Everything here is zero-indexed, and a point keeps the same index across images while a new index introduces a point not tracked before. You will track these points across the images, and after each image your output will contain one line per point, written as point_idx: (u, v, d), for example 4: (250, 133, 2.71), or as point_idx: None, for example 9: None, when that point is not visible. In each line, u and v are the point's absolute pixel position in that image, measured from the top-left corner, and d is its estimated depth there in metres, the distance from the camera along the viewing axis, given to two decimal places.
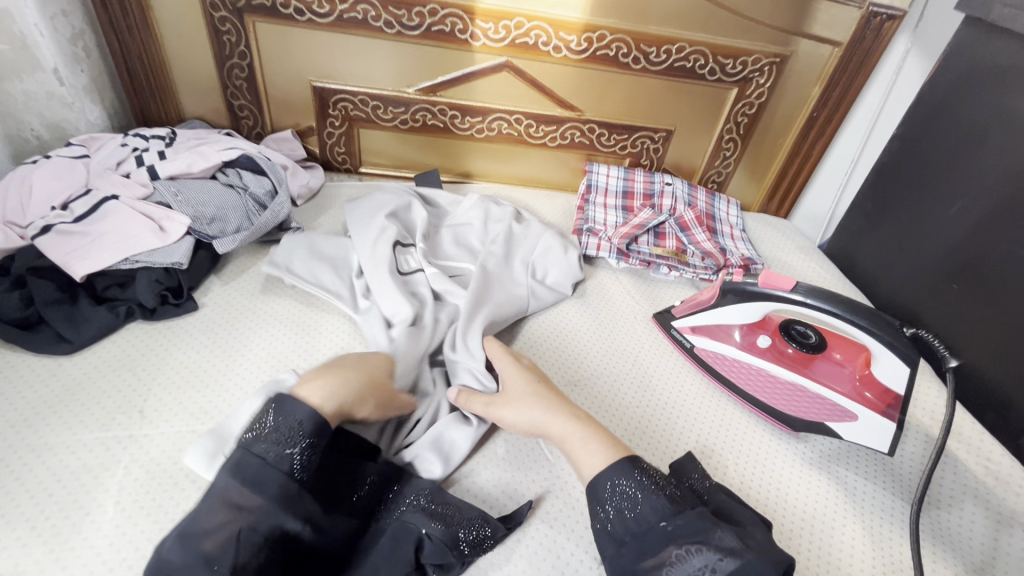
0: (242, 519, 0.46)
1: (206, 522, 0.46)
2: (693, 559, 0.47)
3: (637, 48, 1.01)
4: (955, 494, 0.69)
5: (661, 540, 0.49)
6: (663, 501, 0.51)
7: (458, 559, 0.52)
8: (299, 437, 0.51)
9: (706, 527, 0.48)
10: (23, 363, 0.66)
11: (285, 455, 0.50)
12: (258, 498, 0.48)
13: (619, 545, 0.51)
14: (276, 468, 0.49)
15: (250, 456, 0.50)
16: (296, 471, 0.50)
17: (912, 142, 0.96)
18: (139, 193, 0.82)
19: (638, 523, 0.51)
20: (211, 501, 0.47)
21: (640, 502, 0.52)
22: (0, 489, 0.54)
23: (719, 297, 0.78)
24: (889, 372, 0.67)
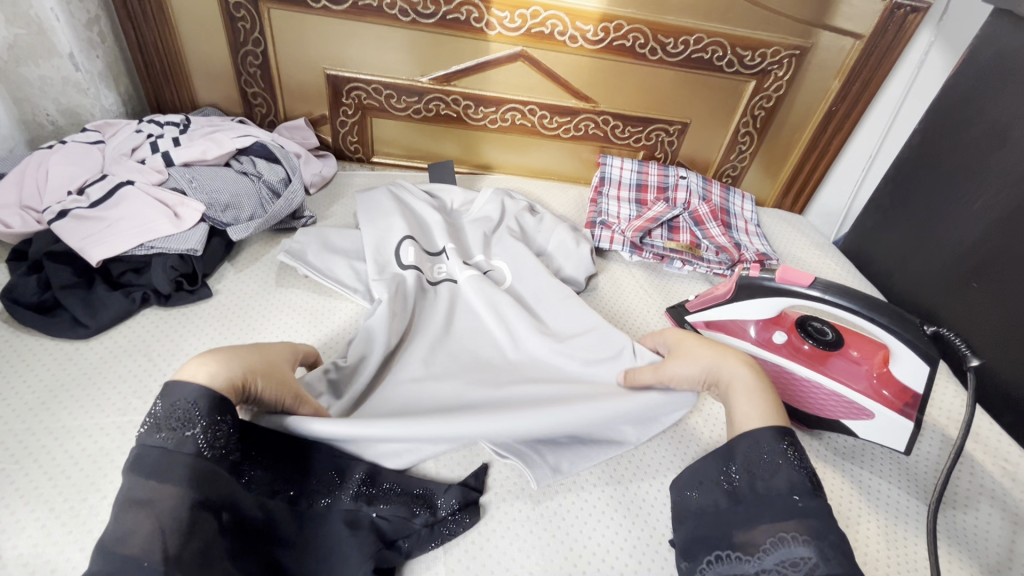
0: (164, 509, 0.41)
1: (121, 528, 0.40)
2: (797, 546, 0.44)
3: (654, 38, 0.99)
4: (971, 495, 0.68)
5: (790, 512, 0.47)
6: (805, 481, 0.48)
7: (421, 523, 0.56)
8: (196, 416, 0.45)
9: (829, 527, 0.45)
10: (41, 346, 0.67)
11: (186, 438, 0.44)
12: (169, 488, 0.42)
13: (735, 500, 0.51)
14: (179, 452, 0.44)
15: (149, 447, 0.44)
16: (206, 450, 0.45)
17: (935, 138, 0.94)
18: (155, 179, 0.83)
19: (770, 491, 0.49)
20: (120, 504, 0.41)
21: (763, 477, 0.50)
22: (18, 470, 0.55)
23: (735, 292, 0.76)
24: (908, 371, 0.65)
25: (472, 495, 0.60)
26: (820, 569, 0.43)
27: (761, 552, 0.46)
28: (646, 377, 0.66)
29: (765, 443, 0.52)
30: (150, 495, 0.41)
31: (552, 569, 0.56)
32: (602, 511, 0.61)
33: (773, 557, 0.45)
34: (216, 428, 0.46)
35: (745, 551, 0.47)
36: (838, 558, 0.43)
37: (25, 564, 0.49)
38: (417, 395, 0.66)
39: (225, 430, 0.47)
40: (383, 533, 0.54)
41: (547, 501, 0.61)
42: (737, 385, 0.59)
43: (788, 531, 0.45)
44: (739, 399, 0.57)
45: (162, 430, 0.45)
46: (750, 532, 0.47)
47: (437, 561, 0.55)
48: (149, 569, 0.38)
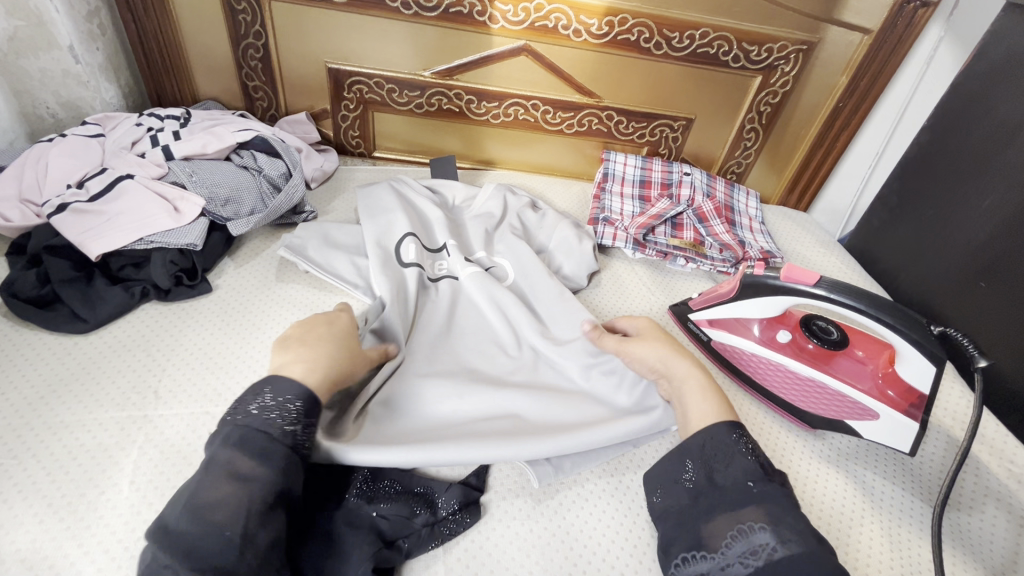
0: (256, 492, 0.44)
1: (210, 494, 0.43)
2: (757, 534, 0.45)
3: (659, 33, 0.98)
4: (976, 497, 0.67)
5: (749, 498, 0.48)
6: (757, 467, 0.51)
7: (427, 517, 0.56)
8: (299, 416, 0.49)
9: (789, 512, 0.47)
10: (39, 340, 0.66)
11: (288, 432, 0.48)
12: (264, 471, 0.45)
13: (695, 498, 0.51)
14: (281, 443, 0.47)
15: (254, 432, 0.47)
16: (299, 443, 0.49)
17: (943, 135, 0.93)
18: (154, 173, 0.82)
19: (728, 481, 0.50)
20: (213, 473, 0.44)
21: (723, 467, 0.52)
22: (16, 465, 0.54)
23: (739, 292, 0.75)
24: (913, 372, 0.64)
25: (473, 495, 0.59)
26: (780, 552, 0.44)
27: (723, 547, 0.46)
28: (608, 344, 0.68)
29: (720, 439, 0.53)
30: (248, 474, 0.44)
31: (553, 569, 0.55)
32: (604, 510, 0.61)
33: (735, 549, 0.46)
34: (309, 425, 0.50)
35: (707, 548, 0.47)
36: (798, 539, 0.44)
37: (22, 560, 0.48)
38: (419, 391, 0.66)
39: (312, 430, 0.51)
40: (383, 533, 0.54)
41: (549, 500, 0.61)
42: (691, 384, 0.60)
43: (751, 522, 0.46)
44: (692, 399, 0.59)
45: (267, 416, 0.48)
46: (715, 526, 0.48)
47: (437, 560, 0.55)
48: (231, 541, 0.41)
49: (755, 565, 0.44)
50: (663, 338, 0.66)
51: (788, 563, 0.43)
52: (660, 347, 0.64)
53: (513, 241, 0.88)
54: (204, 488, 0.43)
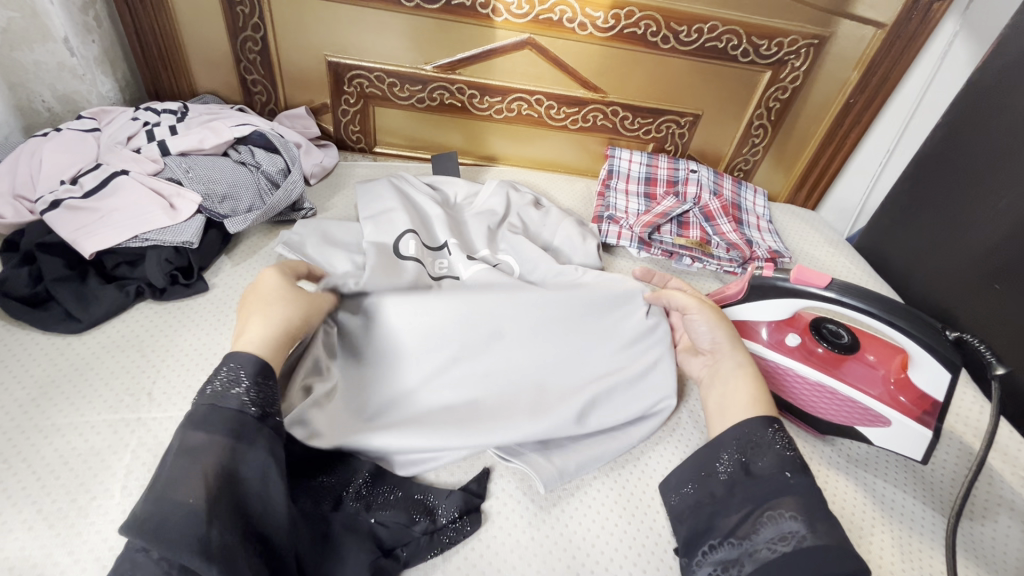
0: (211, 459, 0.44)
1: (174, 473, 0.43)
2: (786, 522, 0.47)
3: (667, 26, 0.95)
4: (989, 506, 0.66)
5: (785, 489, 0.49)
6: (793, 459, 0.51)
7: (426, 527, 0.55)
8: (241, 377, 0.49)
9: (817, 504, 0.48)
10: (32, 340, 0.65)
11: (232, 395, 0.48)
12: (216, 438, 0.45)
13: (729, 491, 0.52)
14: (224, 408, 0.47)
15: (200, 404, 0.47)
16: (249, 404, 0.48)
17: (959, 132, 0.90)
18: (150, 168, 0.81)
19: (763, 471, 0.51)
20: (173, 454, 0.44)
21: (757, 458, 0.53)
22: (7, 469, 0.53)
23: (747, 293, 0.73)
24: (927, 378, 0.63)
25: (474, 502, 0.58)
26: (808, 541, 0.45)
27: (754, 531, 0.48)
28: (675, 300, 0.68)
29: (757, 433, 0.54)
30: (199, 440, 0.45)
31: None
32: (607, 516, 0.59)
33: (764, 535, 0.47)
34: (256, 387, 0.50)
35: (736, 534, 0.49)
36: (826, 532, 0.45)
37: (11, 567, 0.47)
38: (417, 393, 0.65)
39: (269, 389, 0.51)
40: (380, 540, 0.53)
41: (551, 506, 0.60)
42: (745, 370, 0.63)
43: (781, 509, 0.48)
44: (742, 383, 0.61)
45: (214, 384, 0.49)
46: (746, 515, 0.49)
47: (436, 568, 0.53)
48: (192, 510, 0.41)
49: (782, 550, 0.46)
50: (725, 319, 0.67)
51: (816, 552, 0.44)
52: (725, 324, 0.66)
53: (514, 240, 0.86)
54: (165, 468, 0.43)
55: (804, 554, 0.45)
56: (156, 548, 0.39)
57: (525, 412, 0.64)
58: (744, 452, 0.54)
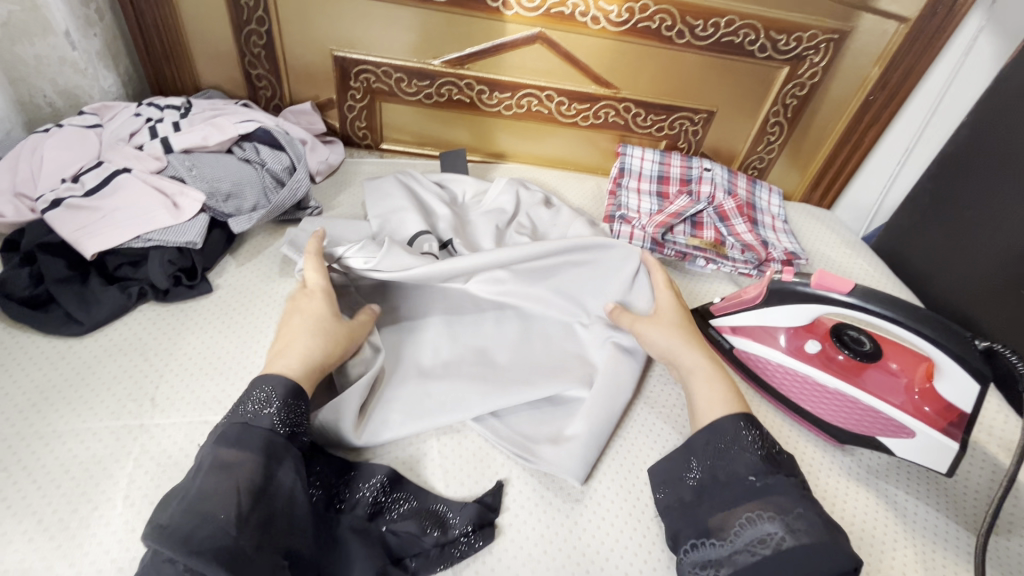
0: (244, 478, 0.46)
1: (203, 491, 0.45)
2: (765, 524, 0.49)
3: (682, 20, 0.93)
4: (1017, 520, 0.64)
5: (751, 492, 0.51)
6: (761, 461, 0.53)
7: (433, 543, 0.53)
8: (274, 398, 0.51)
9: (796, 501, 0.50)
10: (32, 343, 0.64)
11: (264, 415, 0.51)
12: (249, 456, 0.48)
13: (699, 496, 0.54)
14: (258, 427, 0.50)
15: (232, 423, 0.50)
16: (279, 424, 0.51)
17: (984, 132, 0.87)
18: (153, 166, 0.79)
19: (730, 476, 0.53)
20: (203, 471, 0.46)
21: (732, 457, 0.54)
22: (8, 478, 0.52)
23: (765, 298, 0.71)
24: (955, 389, 0.60)
25: (488, 516, 0.56)
26: (787, 541, 0.48)
27: (732, 534, 0.50)
28: (624, 318, 0.70)
29: (723, 432, 0.56)
30: (230, 458, 0.47)
31: None
32: (620, 530, 0.58)
33: (744, 537, 0.49)
34: (287, 404, 0.52)
35: (717, 535, 0.50)
36: (806, 529, 0.48)
37: None
38: (429, 398, 0.64)
39: (302, 413, 0.53)
40: (389, 548, 0.53)
41: (564, 518, 0.58)
42: (696, 373, 0.63)
43: (760, 511, 0.50)
44: (698, 385, 0.62)
45: (247, 406, 0.51)
46: (724, 512, 0.51)
47: None
48: (225, 523, 0.43)
49: (762, 553, 0.48)
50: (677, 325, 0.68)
51: (797, 552, 0.47)
52: (673, 332, 0.67)
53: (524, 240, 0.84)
54: (199, 485, 0.45)
55: (787, 556, 0.47)
56: (185, 561, 0.41)
57: (516, 382, 0.66)
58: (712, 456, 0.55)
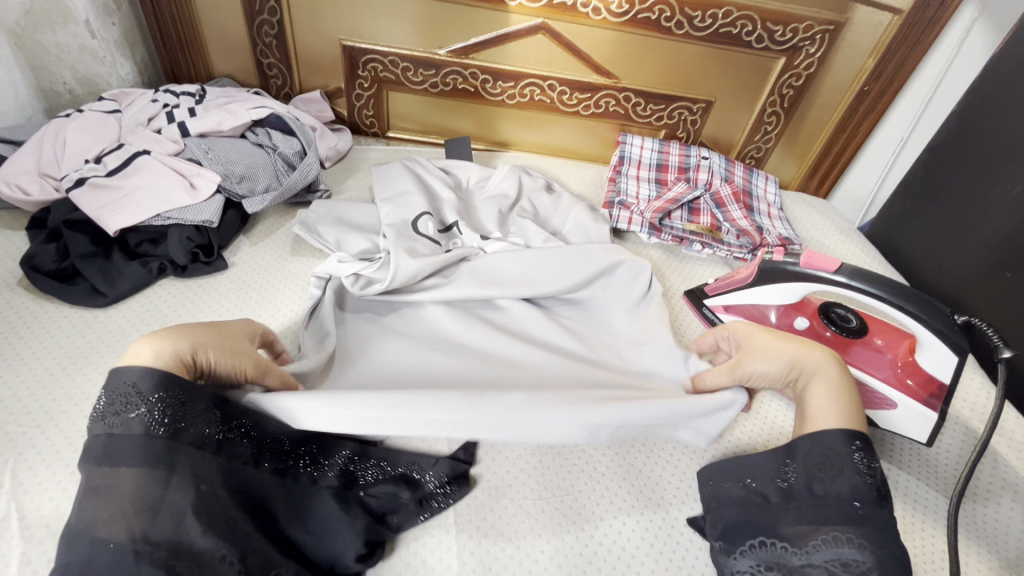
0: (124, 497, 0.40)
1: (89, 517, 0.39)
2: (846, 548, 0.45)
3: (681, 11, 0.95)
4: (992, 488, 0.67)
5: (849, 519, 0.46)
6: (870, 489, 0.47)
7: (413, 498, 0.56)
8: (140, 398, 0.43)
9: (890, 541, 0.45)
10: (61, 313, 0.68)
11: (132, 419, 0.42)
12: (125, 470, 0.41)
13: (786, 499, 0.50)
14: (127, 436, 0.42)
15: (96, 434, 0.42)
16: (129, 426, 0.42)
17: (976, 120, 0.89)
18: (171, 149, 0.82)
19: (828, 493, 0.48)
20: (84, 496, 0.40)
21: (841, 475, 0.48)
22: (41, 434, 0.55)
23: (757, 277, 0.74)
24: (934, 362, 0.63)
25: (461, 467, 0.60)
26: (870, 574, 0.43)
27: (809, 546, 0.46)
28: (715, 378, 0.61)
29: (833, 449, 0.50)
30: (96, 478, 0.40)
31: (565, 548, 0.56)
32: (619, 495, 0.61)
33: (820, 553, 0.45)
34: (139, 402, 0.42)
35: (793, 542, 0.47)
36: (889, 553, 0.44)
37: (47, 524, 0.50)
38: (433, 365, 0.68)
39: (178, 407, 0.44)
40: (371, 509, 0.55)
41: (562, 480, 0.62)
42: (825, 377, 0.55)
43: (844, 533, 0.45)
44: (816, 394, 0.55)
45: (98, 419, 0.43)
46: (803, 523, 0.47)
47: (449, 534, 0.56)
48: (118, 550, 0.38)
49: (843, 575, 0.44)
50: (779, 339, 0.60)
51: None
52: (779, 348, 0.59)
53: (524, 223, 0.87)
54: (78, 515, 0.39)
55: None
56: None
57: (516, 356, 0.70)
58: (817, 471, 0.50)
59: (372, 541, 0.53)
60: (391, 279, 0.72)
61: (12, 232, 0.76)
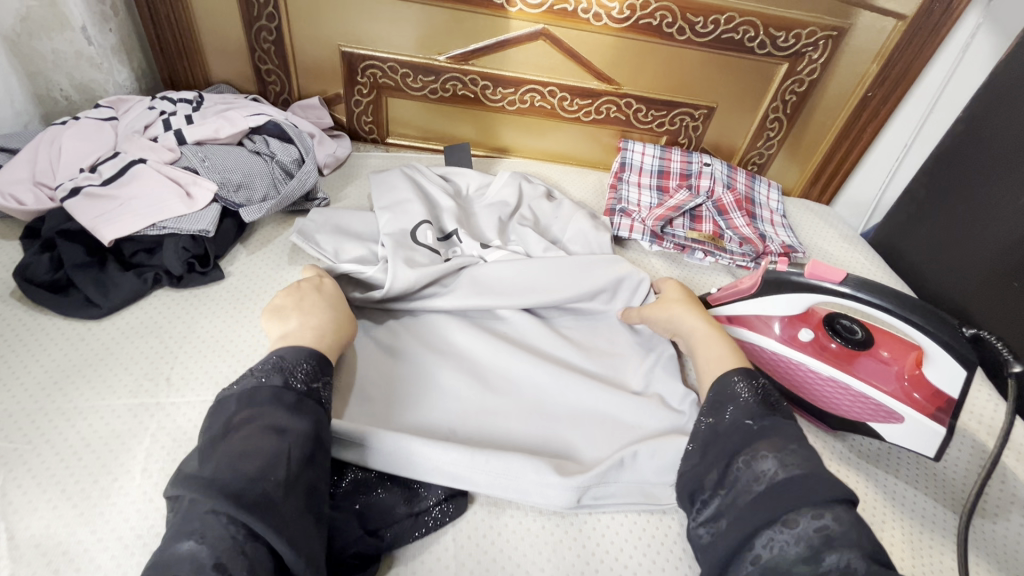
0: (294, 444, 0.45)
1: (243, 448, 0.43)
2: (759, 462, 0.46)
3: (683, 17, 0.95)
4: (1003, 504, 0.65)
5: (751, 436, 0.49)
6: (758, 405, 0.51)
7: (408, 512, 0.55)
8: (319, 374, 0.52)
9: (793, 441, 0.47)
10: (54, 325, 0.67)
11: (315, 389, 0.51)
12: (300, 423, 0.47)
13: (704, 454, 0.51)
14: (309, 399, 0.49)
15: (285, 390, 0.48)
16: (293, 380, 0.49)
17: (980, 126, 0.89)
18: (167, 157, 0.81)
19: (729, 426, 0.51)
20: (251, 429, 0.44)
21: (738, 404, 0.52)
22: (30, 449, 0.54)
23: (761, 288, 0.72)
24: (942, 375, 0.62)
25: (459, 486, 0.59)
26: (780, 474, 0.44)
27: (733, 478, 0.47)
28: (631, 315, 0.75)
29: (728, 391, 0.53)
30: (252, 415, 0.45)
31: (565, 567, 0.55)
32: (620, 509, 0.60)
33: (742, 478, 0.46)
34: (304, 367, 0.51)
35: (720, 485, 0.48)
36: (798, 463, 0.45)
37: (37, 545, 0.48)
38: (433, 378, 0.67)
39: (330, 387, 0.53)
40: (367, 522, 0.54)
41: None
42: (697, 334, 0.65)
43: (754, 452, 0.47)
44: (700, 348, 0.63)
45: (253, 374, 0.49)
46: (723, 464, 0.49)
47: (446, 550, 0.55)
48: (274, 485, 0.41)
49: (759, 488, 0.45)
50: (676, 303, 0.70)
51: (789, 483, 0.44)
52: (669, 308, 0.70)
53: (525, 231, 0.86)
54: (238, 441, 0.43)
55: (782, 486, 0.44)
56: (231, 510, 0.39)
57: (514, 370, 0.69)
58: (713, 413, 0.53)
59: (365, 556, 0.52)
60: (388, 284, 0.72)
61: (5, 242, 0.75)
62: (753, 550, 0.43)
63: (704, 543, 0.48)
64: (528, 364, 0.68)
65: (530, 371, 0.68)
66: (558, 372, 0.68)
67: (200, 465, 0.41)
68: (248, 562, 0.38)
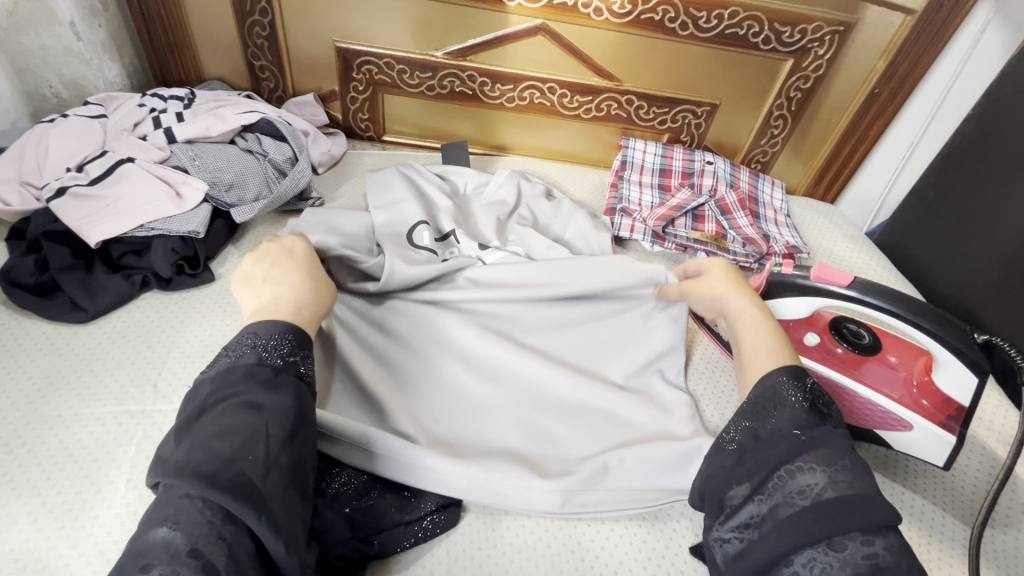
0: (270, 419, 0.42)
1: (220, 429, 0.40)
2: (804, 474, 0.41)
3: (685, 12, 0.92)
4: (1015, 515, 0.63)
5: (801, 446, 0.43)
6: (807, 412, 0.46)
7: (397, 519, 0.54)
8: (298, 348, 0.49)
9: (846, 454, 0.43)
10: (39, 329, 0.65)
11: (293, 363, 0.47)
12: (277, 399, 0.44)
13: (741, 459, 0.46)
14: (289, 373, 0.46)
15: (261, 365, 0.45)
16: (268, 356, 0.46)
17: (991, 124, 0.86)
18: (156, 156, 0.79)
19: (773, 433, 0.45)
20: (228, 404, 0.42)
21: (785, 406, 0.47)
22: (10, 458, 0.53)
23: (765, 291, 0.70)
24: (951, 383, 0.60)
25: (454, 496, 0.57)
26: (829, 492, 0.40)
27: (771, 488, 0.42)
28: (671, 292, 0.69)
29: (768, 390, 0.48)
30: (228, 394, 0.43)
31: None
32: (618, 520, 0.58)
33: (782, 488, 0.42)
34: (281, 343, 0.48)
35: (759, 490, 0.43)
36: (850, 482, 0.40)
37: (15, 560, 0.47)
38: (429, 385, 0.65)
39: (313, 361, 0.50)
40: (357, 526, 0.52)
41: None
42: (748, 319, 0.57)
43: (797, 463, 0.42)
44: (749, 334, 0.56)
45: (226, 354, 0.46)
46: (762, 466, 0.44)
47: (440, 564, 0.53)
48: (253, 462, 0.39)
49: (803, 503, 0.40)
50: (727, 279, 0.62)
51: (838, 501, 0.39)
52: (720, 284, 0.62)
53: (525, 231, 0.84)
54: (215, 419, 0.41)
55: (827, 505, 0.39)
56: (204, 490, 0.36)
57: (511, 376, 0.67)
58: (753, 416, 0.48)
59: (350, 558, 0.50)
60: (385, 281, 0.71)
61: None
62: (790, 566, 0.38)
63: (733, 555, 0.43)
64: (525, 369, 0.67)
65: (528, 376, 0.66)
66: (557, 378, 0.66)
67: (174, 450, 0.39)
68: (226, 546, 0.36)
